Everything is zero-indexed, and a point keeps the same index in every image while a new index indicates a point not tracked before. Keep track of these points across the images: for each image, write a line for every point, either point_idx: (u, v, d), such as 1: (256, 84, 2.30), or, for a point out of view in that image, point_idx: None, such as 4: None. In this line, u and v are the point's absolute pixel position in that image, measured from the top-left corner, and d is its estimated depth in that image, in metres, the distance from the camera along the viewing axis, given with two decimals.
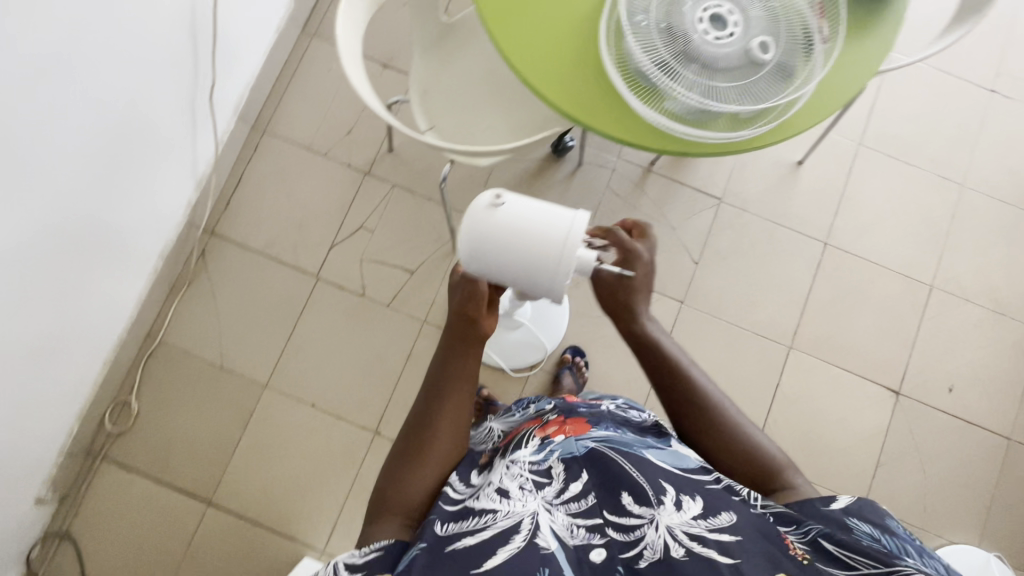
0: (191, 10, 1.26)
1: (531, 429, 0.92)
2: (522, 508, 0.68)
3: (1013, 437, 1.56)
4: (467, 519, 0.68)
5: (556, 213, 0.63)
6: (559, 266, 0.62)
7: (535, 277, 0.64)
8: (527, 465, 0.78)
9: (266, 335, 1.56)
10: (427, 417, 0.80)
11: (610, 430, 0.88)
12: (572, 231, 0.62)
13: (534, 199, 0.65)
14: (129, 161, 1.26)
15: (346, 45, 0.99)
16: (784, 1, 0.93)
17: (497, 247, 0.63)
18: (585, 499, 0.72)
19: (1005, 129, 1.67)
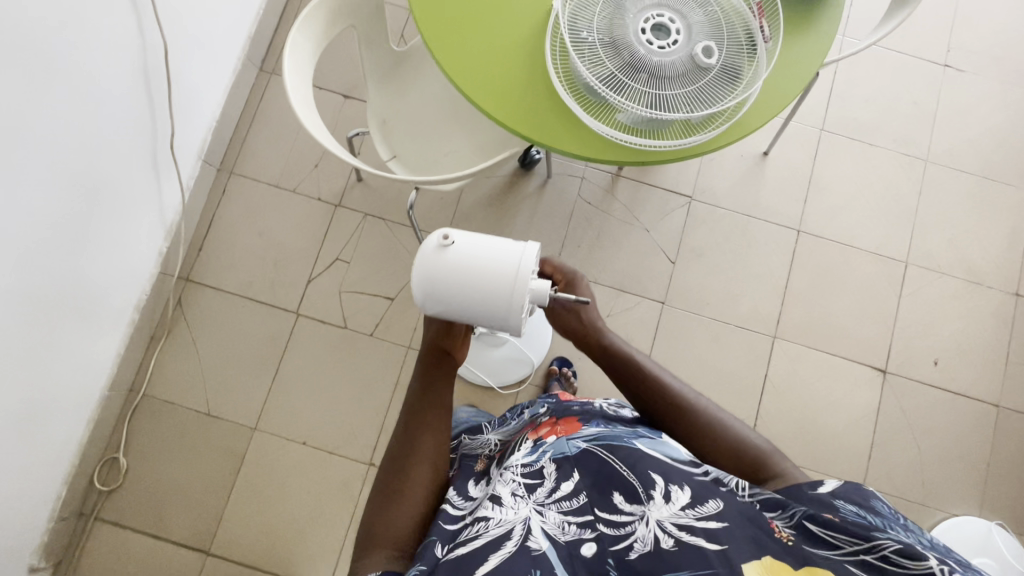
0: (143, 60, 1.26)
1: (524, 434, 0.93)
2: (513, 513, 0.70)
3: (1002, 403, 1.57)
4: (464, 531, 0.71)
5: (505, 250, 0.71)
6: (512, 299, 0.70)
7: (491, 311, 0.71)
8: (518, 469, 0.80)
9: (252, 377, 1.54)
10: (409, 444, 0.81)
11: (600, 425, 0.86)
12: (520, 265, 0.69)
13: (483, 239, 0.73)
14: (95, 215, 1.25)
15: (296, 88, 1.00)
16: (723, 7, 0.96)
17: (454, 286, 0.71)
18: (577, 498, 0.72)
19: (961, 102, 1.70)
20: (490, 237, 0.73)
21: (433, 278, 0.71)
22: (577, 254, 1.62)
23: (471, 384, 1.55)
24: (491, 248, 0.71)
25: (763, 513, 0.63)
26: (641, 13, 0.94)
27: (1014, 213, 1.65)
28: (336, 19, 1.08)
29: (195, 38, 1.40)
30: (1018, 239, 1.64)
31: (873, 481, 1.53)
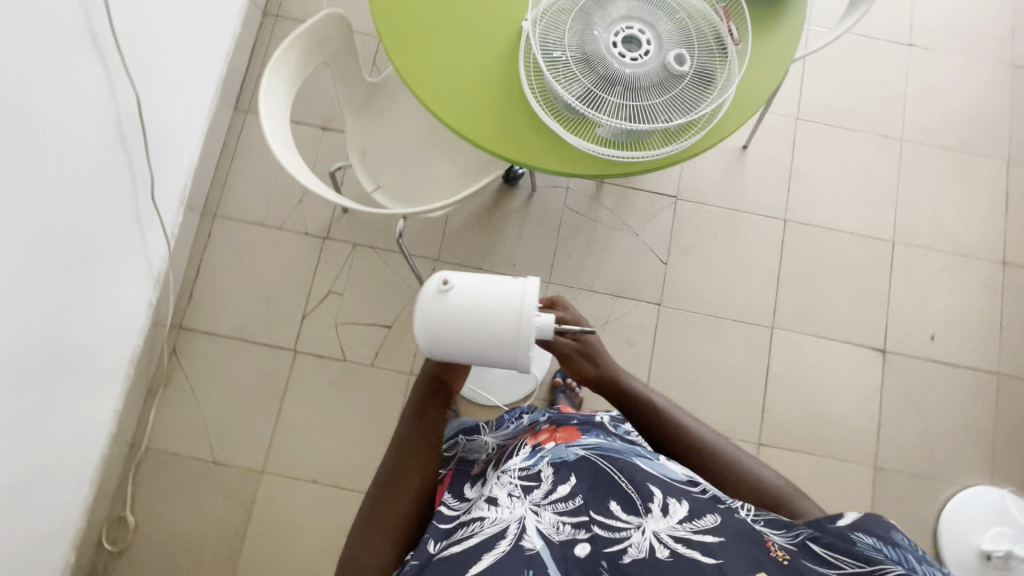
0: (116, 115, 1.25)
1: (522, 440, 0.92)
2: (508, 514, 0.71)
3: (1001, 371, 1.59)
4: (458, 530, 0.74)
5: (506, 288, 0.71)
6: (520, 336, 0.70)
7: (500, 351, 0.71)
8: (516, 472, 0.80)
9: (254, 419, 1.53)
10: (395, 472, 0.87)
11: (600, 437, 0.86)
12: (524, 302, 0.70)
13: (486, 278, 0.73)
14: (80, 273, 1.23)
15: (273, 131, 0.99)
16: (690, 13, 0.97)
17: (460, 330, 0.71)
18: (573, 501, 0.72)
19: (929, 79, 1.73)
20: (491, 277, 0.73)
21: (436, 323, 0.72)
22: (569, 264, 1.63)
23: (476, 405, 1.54)
24: (492, 288, 0.72)
25: (763, 534, 0.64)
26: (610, 26, 0.95)
27: (992, 183, 1.68)
28: (308, 57, 1.08)
29: (167, 85, 1.39)
30: (999, 208, 1.66)
31: (883, 461, 1.54)
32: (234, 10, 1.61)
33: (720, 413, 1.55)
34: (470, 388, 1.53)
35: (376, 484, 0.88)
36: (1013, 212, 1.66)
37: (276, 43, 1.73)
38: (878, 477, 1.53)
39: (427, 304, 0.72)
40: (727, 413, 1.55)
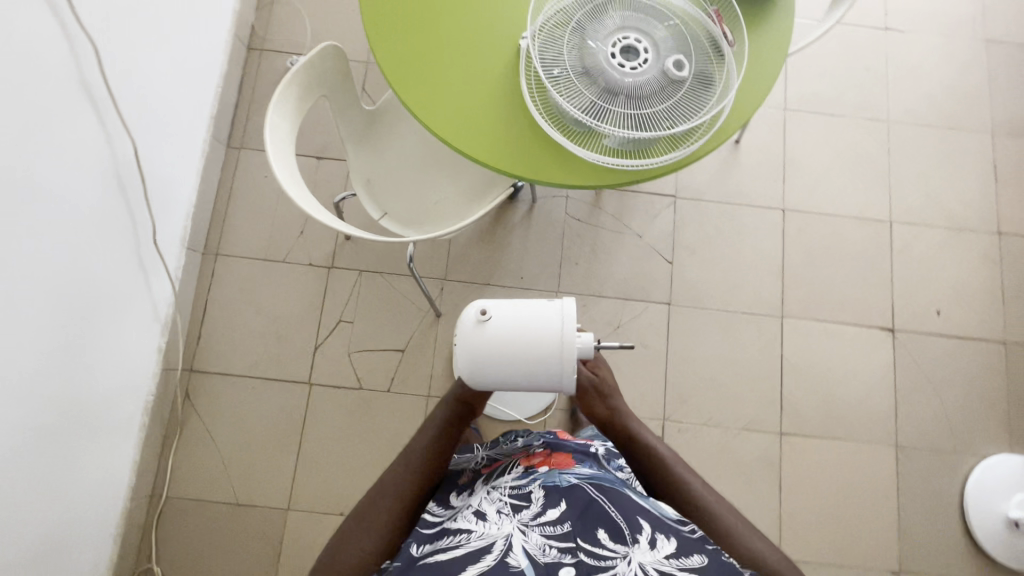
0: (114, 164, 1.24)
1: (515, 459, 0.99)
2: (496, 529, 0.76)
3: (1009, 339, 1.61)
4: (442, 539, 0.78)
5: (542, 313, 0.81)
6: (562, 356, 0.80)
7: (545, 371, 0.81)
8: (507, 490, 0.86)
9: (274, 457, 1.51)
10: (401, 479, 0.89)
11: (592, 468, 0.94)
12: (562, 324, 0.80)
13: (522, 307, 0.82)
14: (88, 327, 1.22)
15: (279, 164, 0.99)
16: (684, 19, 0.98)
17: (505, 355, 0.81)
18: (560, 525, 0.76)
19: (909, 60, 1.77)
20: (528, 306, 0.83)
21: (482, 351, 0.81)
22: (576, 271, 1.63)
23: (497, 421, 1.53)
24: (530, 314, 0.81)
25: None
26: (607, 37, 0.95)
27: (980, 156, 1.71)
28: (307, 91, 1.08)
29: (160, 128, 1.38)
30: (990, 179, 1.70)
31: (903, 438, 1.56)
32: (219, 47, 1.61)
33: (740, 405, 1.57)
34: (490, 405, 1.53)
35: (374, 487, 0.89)
36: (1003, 182, 1.70)
37: (263, 77, 1.72)
38: (901, 455, 1.55)
39: (471, 334, 0.82)
40: (747, 405, 1.57)
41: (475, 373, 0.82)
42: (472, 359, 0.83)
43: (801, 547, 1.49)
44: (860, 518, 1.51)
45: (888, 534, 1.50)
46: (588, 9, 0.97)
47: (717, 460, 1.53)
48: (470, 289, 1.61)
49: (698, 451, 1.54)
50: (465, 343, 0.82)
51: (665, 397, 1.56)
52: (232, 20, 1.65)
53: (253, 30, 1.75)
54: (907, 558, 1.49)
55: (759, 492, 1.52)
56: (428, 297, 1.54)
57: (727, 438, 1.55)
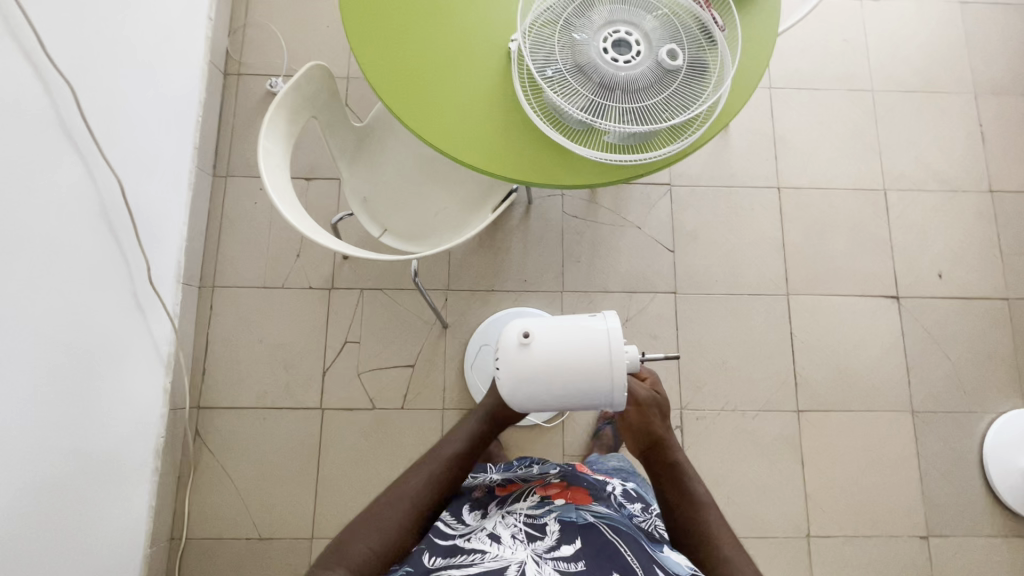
0: (102, 207, 1.21)
1: (531, 487, 0.96)
2: (510, 554, 0.75)
3: (1011, 296, 1.63)
4: (455, 554, 0.77)
5: (589, 331, 0.77)
6: (614, 375, 0.76)
7: (597, 391, 0.77)
8: (522, 517, 0.85)
9: (293, 487, 1.48)
10: (421, 487, 0.88)
11: (607, 507, 0.92)
12: (611, 342, 0.76)
13: (565, 327, 0.78)
14: (89, 377, 1.18)
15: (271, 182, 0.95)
16: (672, 8, 0.96)
17: (555, 380, 0.76)
18: (575, 562, 0.74)
19: (887, 28, 1.78)
20: (570, 326, 0.79)
21: (529, 376, 0.77)
22: (579, 269, 1.62)
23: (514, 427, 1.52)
24: (576, 333, 0.77)
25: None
26: (598, 32, 0.94)
27: (966, 117, 1.73)
28: (296, 114, 1.05)
29: (143, 164, 1.35)
30: (977, 139, 1.72)
31: (918, 404, 1.56)
32: (195, 76, 1.57)
33: (755, 387, 1.57)
34: None
35: (392, 488, 0.87)
36: (990, 141, 1.71)
37: (242, 101, 1.69)
38: (918, 420, 1.55)
39: (517, 359, 0.77)
40: (762, 387, 1.57)
41: (523, 399, 0.78)
42: (520, 386, 0.78)
43: (828, 521, 1.49)
44: (884, 487, 1.52)
45: (912, 500, 1.51)
46: (576, 4, 0.95)
47: (738, 444, 1.53)
48: (474, 297, 1.59)
49: (718, 436, 1.53)
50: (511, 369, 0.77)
51: (681, 387, 1.56)
52: (206, 46, 1.62)
53: (228, 54, 1.71)
54: (933, 522, 1.49)
55: (782, 471, 1.52)
56: (434, 310, 1.52)
57: (746, 421, 1.55)
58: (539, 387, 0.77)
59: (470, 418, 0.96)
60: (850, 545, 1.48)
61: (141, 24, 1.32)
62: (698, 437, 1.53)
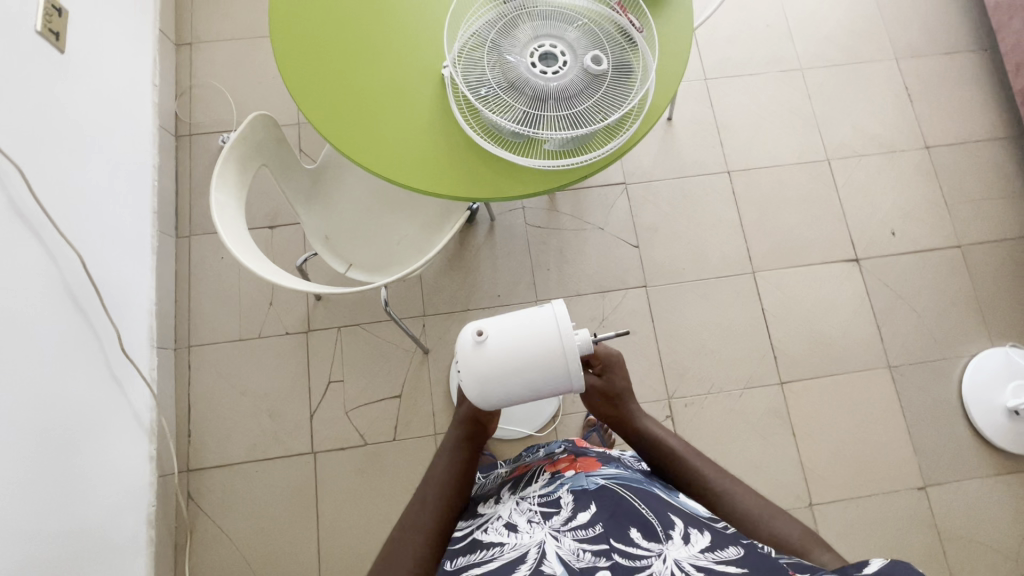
0: (64, 283, 1.21)
1: (541, 466, 0.96)
2: (528, 538, 0.74)
3: (962, 243, 1.70)
4: (476, 553, 0.77)
5: (538, 319, 0.78)
6: (568, 359, 0.77)
7: (555, 377, 0.78)
8: (535, 499, 0.84)
9: (295, 535, 1.46)
10: (426, 517, 0.85)
11: (619, 467, 0.92)
12: (561, 327, 0.77)
13: (515, 319, 0.79)
14: (69, 454, 1.17)
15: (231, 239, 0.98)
16: (591, 17, 1.02)
17: (512, 372, 0.77)
18: (593, 528, 0.73)
19: (805, 10, 1.88)
20: (520, 316, 0.79)
21: (487, 375, 0.77)
22: (549, 276, 1.65)
23: (507, 440, 1.53)
24: (526, 324, 0.78)
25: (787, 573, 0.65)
26: (524, 48, 0.98)
27: (892, 82, 1.82)
28: (245, 166, 1.07)
29: (103, 234, 1.36)
30: (905, 101, 1.80)
31: (894, 358, 1.61)
32: (146, 142, 1.59)
33: (737, 366, 1.60)
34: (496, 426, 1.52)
35: (399, 527, 0.85)
36: (917, 101, 1.80)
37: (197, 160, 1.71)
38: (896, 375, 1.60)
39: (472, 358, 0.78)
40: (743, 365, 1.60)
41: (486, 397, 0.79)
42: (481, 384, 0.78)
43: (829, 488, 1.51)
44: (875, 444, 1.55)
45: (905, 454, 1.54)
46: (499, 27, 1.00)
47: (729, 424, 1.55)
48: (452, 318, 1.61)
49: (708, 419, 1.56)
50: (468, 370, 0.78)
51: (665, 376, 1.58)
52: (154, 112, 1.64)
53: (177, 117, 1.73)
54: (928, 472, 1.52)
55: (776, 444, 1.54)
56: (412, 337, 1.53)
57: (733, 401, 1.57)
58: (497, 383, 0.77)
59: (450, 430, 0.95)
60: (853, 507, 1.50)
61: (84, 99, 1.34)
62: (688, 423, 1.55)
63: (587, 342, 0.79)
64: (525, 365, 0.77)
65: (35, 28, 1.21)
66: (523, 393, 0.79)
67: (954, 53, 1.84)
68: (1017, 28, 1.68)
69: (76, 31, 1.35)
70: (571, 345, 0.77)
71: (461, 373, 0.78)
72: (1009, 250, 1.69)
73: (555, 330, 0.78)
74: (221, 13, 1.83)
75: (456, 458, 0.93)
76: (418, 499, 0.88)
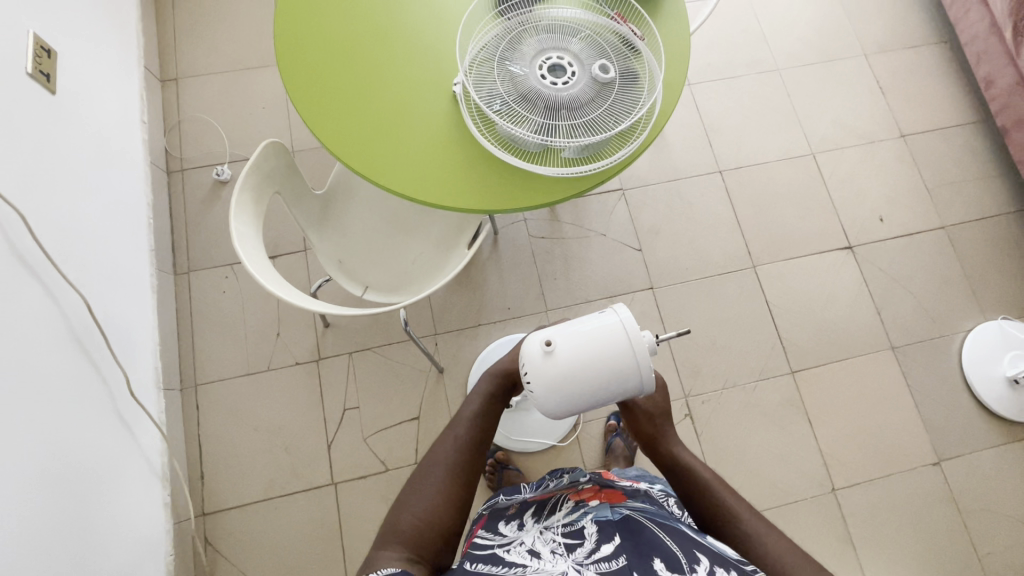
0: (69, 329, 1.17)
1: (565, 495, 0.97)
2: (551, 567, 0.73)
3: (946, 224, 1.77)
4: (495, 568, 0.76)
5: (604, 325, 0.79)
6: (639, 362, 0.77)
7: (626, 380, 0.78)
8: (559, 528, 0.85)
9: (319, 572, 1.41)
10: (453, 459, 0.86)
11: (645, 502, 0.90)
12: (628, 330, 0.78)
13: (580, 324, 0.79)
14: (84, 509, 1.11)
15: (239, 229, 0.98)
16: (593, 27, 1.04)
17: (584, 380, 0.77)
18: (616, 559, 0.72)
19: (776, 14, 1.97)
20: (584, 321, 0.80)
21: (559, 383, 0.77)
22: (557, 286, 1.66)
23: (529, 454, 1.52)
24: (593, 329, 0.78)
25: None
26: (533, 61, 1.00)
27: (864, 76, 1.91)
28: (259, 194, 1.06)
29: (103, 274, 1.32)
30: (878, 94, 1.89)
31: (896, 339, 1.66)
32: (139, 180, 1.55)
33: (748, 359, 1.62)
34: (518, 440, 1.51)
35: (424, 463, 0.86)
36: (889, 94, 1.90)
37: (191, 195, 1.68)
38: (900, 355, 1.65)
39: (542, 368, 0.77)
40: (753, 357, 1.63)
41: (558, 405, 0.79)
42: (554, 392, 0.78)
43: (850, 472, 1.54)
44: (888, 425, 1.59)
45: (917, 431, 1.58)
46: (506, 41, 1.02)
47: (747, 418, 1.57)
48: (464, 335, 1.60)
49: (725, 414, 1.57)
50: (538, 380, 0.78)
51: (680, 375, 1.60)
52: (144, 150, 1.61)
53: (168, 153, 1.70)
54: (941, 447, 1.56)
55: (794, 433, 1.57)
56: (428, 356, 1.51)
57: (749, 394, 1.59)
58: (569, 390, 0.77)
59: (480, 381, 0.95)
60: (874, 488, 1.53)
61: (76, 138, 1.31)
62: (707, 420, 1.56)
63: (653, 342, 0.79)
64: (597, 369, 0.77)
65: (27, 70, 1.19)
66: (594, 398, 0.79)
67: (917, 47, 1.95)
68: (974, 20, 1.78)
69: (65, 72, 1.33)
70: (640, 346, 0.77)
71: (533, 383, 0.78)
72: (990, 227, 1.77)
73: (622, 333, 0.78)
74: (206, 47, 1.82)
75: (489, 406, 0.93)
76: (444, 442, 0.88)
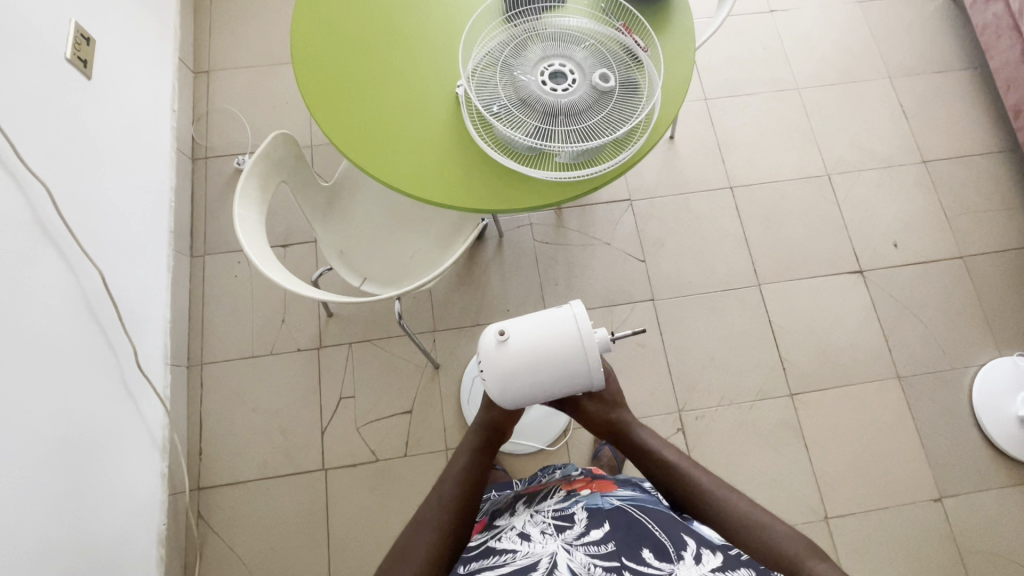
0: (85, 299, 1.24)
1: (557, 485, 1.01)
2: (540, 548, 0.77)
3: (964, 253, 1.72)
4: (489, 557, 0.80)
5: (559, 320, 0.81)
6: (589, 355, 0.80)
7: (576, 372, 0.81)
8: (550, 513, 0.88)
9: (304, 553, 1.44)
10: (438, 517, 0.85)
11: (633, 491, 0.95)
12: (580, 325, 0.80)
13: (535, 316, 0.83)
14: (84, 472, 1.17)
15: (244, 225, 1.02)
16: (597, 36, 1.06)
17: (535, 370, 0.80)
18: (605, 544, 0.77)
19: (800, 33, 1.95)
20: (539, 314, 0.83)
21: (510, 371, 0.80)
22: (557, 291, 1.67)
23: (519, 456, 1.53)
24: (547, 321, 0.81)
25: None
26: (535, 68, 1.03)
27: (888, 99, 1.88)
28: (266, 182, 1.11)
29: (122, 251, 1.39)
30: (900, 118, 1.86)
31: (903, 368, 1.62)
32: (164, 164, 1.63)
33: (746, 379, 1.60)
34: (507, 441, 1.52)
35: (409, 526, 0.85)
36: (912, 116, 1.86)
37: (212, 183, 1.75)
38: (906, 385, 1.60)
39: (495, 356, 0.81)
40: (752, 377, 1.60)
41: (509, 394, 0.81)
42: (506, 379, 0.80)
43: (844, 501, 1.50)
44: (888, 456, 1.54)
45: (919, 464, 1.53)
46: (511, 47, 1.05)
47: (742, 437, 1.55)
48: (462, 333, 1.62)
49: (718, 432, 1.55)
50: (491, 368, 0.81)
51: (675, 390, 1.59)
52: (172, 136, 1.69)
53: (194, 140, 1.78)
54: (944, 483, 1.51)
55: (789, 456, 1.54)
56: (424, 352, 1.54)
57: (745, 413, 1.57)
58: (519, 379, 0.80)
59: (469, 434, 0.96)
60: (868, 519, 1.48)
61: (108, 121, 1.39)
62: (700, 436, 1.55)
63: (606, 338, 0.82)
64: (548, 359, 0.80)
65: (65, 55, 1.27)
66: (543, 390, 0.82)
67: (946, 71, 1.90)
68: (1005, 47, 1.73)
69: (102, 59, 1.41)
70: (589, 341, 0.80)
71: (485, 370, 0.81)
72: (1011, 260, 1.71)
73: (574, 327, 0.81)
74: (238, 43, 1.90)
75: (477, 461, 0.93)
76: (430, 504, 0.87)
